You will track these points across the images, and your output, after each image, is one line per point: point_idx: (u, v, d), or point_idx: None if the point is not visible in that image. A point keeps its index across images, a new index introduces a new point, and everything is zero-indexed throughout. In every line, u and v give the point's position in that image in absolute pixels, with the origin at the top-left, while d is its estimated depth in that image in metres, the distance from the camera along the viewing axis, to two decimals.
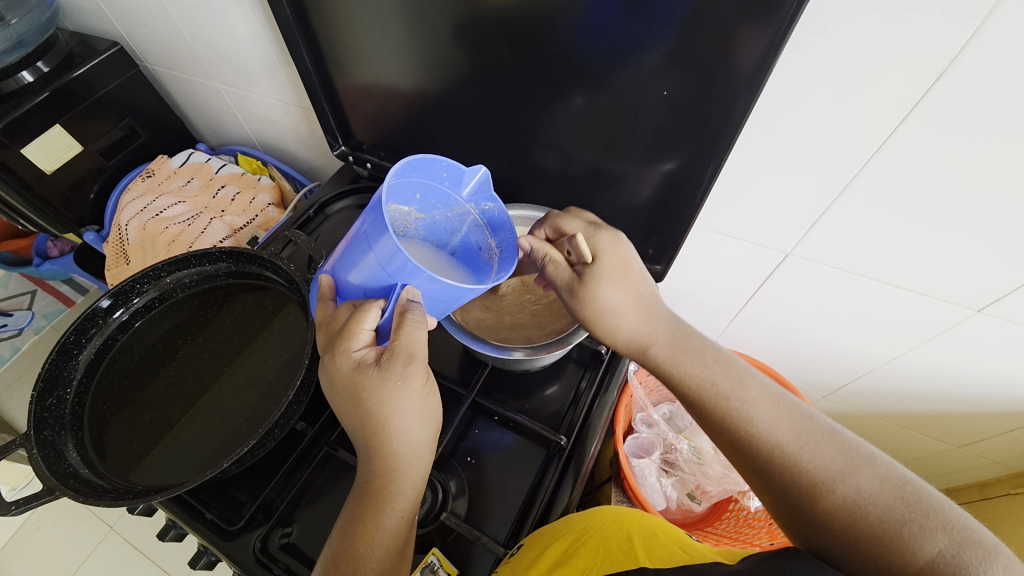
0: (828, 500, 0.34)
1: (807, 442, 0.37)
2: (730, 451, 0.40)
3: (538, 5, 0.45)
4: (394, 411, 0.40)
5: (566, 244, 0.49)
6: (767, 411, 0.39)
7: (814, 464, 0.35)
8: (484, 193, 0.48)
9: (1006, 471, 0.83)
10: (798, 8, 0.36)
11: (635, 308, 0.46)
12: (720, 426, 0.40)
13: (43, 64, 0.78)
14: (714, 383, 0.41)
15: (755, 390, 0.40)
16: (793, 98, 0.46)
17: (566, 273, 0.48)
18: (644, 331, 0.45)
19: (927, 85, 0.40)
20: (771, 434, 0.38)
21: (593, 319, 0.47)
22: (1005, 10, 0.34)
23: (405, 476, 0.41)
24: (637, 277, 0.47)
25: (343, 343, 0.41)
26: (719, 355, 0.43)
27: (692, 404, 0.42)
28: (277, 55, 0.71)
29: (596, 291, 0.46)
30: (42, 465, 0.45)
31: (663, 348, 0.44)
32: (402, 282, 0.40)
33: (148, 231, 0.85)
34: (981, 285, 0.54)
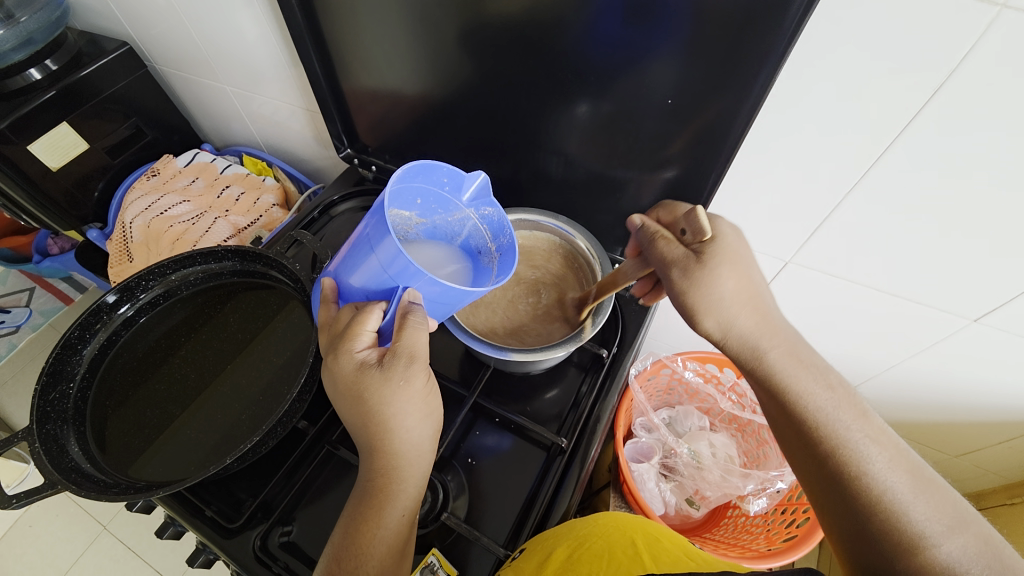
0: (926, 556, 0.33)
1: (917, 493, 0.35)
2: (821, 480, 0.38)
3: (546, 14, 0.46)
4: (396, 410, 0.40)
5: (683, 222, 0.45)
6: (882, 451, 0.37)
7: (919, 520, 0.34)
8: (484, 198, 0.48)
9: (1002, 481, 0.84)
10: (803, 16, 0.37)
11: (750, 301, 0.41)
12: (824, 453, 0.38)
13: (52, 62, 0.78)
14: (834, 409, 0.39)
15: (874, 427, 0.38)
16: (794, 109, 0.47)
17: (679, 251, 0.43)
18: (761, 336, 0.41)
19: (925, 98, 0.41)
20: (884, 478, 0.36)
21: (704, 302, 0.41)
22: (1000, 28, 0.35)
23: (406, 475, 0.41)
24: (752, 270, 0.42)
25: (346, 344, 0.41)
26: (841, 381, 0.41)
27: (796, 424, 0.40)
28: (286, 57, 0.72)
29: (714, 274, 0.41)
30: (44, 459, 0.45)
31: (781, 358, 0.41)
32: (403, 285, 0.40)
33: (152, 229, 0.85)
34: (978, 295, 0.54)
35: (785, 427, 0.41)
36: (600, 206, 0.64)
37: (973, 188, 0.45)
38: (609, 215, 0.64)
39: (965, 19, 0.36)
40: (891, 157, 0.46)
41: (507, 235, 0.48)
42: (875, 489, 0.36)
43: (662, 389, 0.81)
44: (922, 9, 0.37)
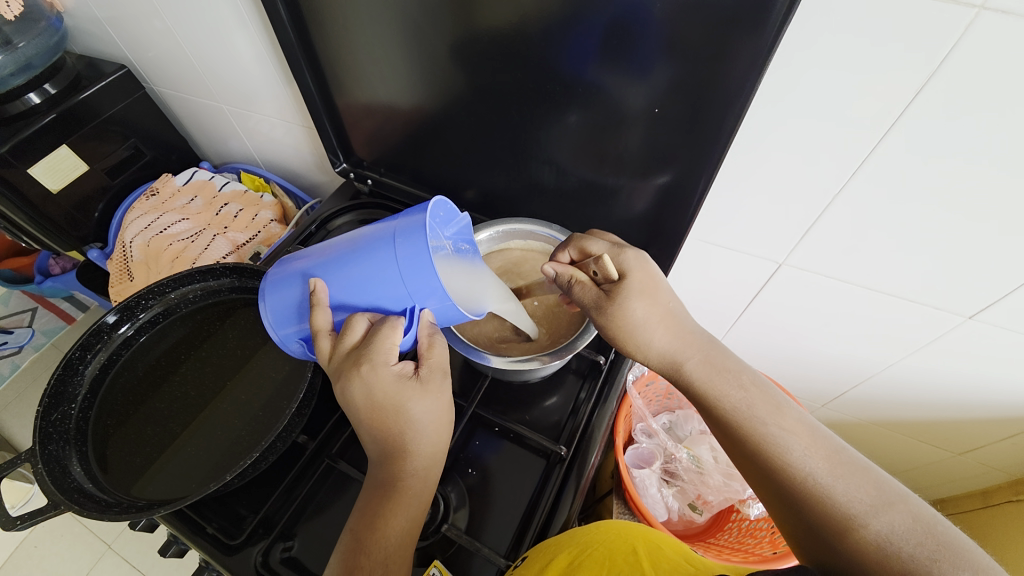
0: (859, 536, 0.34)
1: (840, 475, 0.37)
2: (760, 479, 0.40)
3: (534, 27, 0.47)
4: (428, 415, 0.44)
5: (590, 264, 0.50)
6: (800, 440, 0.39)
7: (847, 498, 0.35)
8: (462, 235, 0.52)
9: (1007, 478, 0.83)
10: (783, 26, 0.38)
11: (664, 324, 0.47)
12: (750, 454, 0.41)
13: (51, 85, 0.79)
14: (750, 407, 0.42)
15: (791, 419, 0.41)
16: (780, 113, 0.47)
17: (593, 292, 0.49)
18: (675, 351, 0.46)
19: (908, 99, 0.42)
20: (803, 466, 0.38)
21: (622, 334, 0.47)
22: (976, 31, 0.36)
23: (432, 473, 0.45)
24: (663, 293, 0.48)
25: (384, 356, 0.41)
26: (754, 378, 0.44)
27: (724, 430, 0.43)
28: (280, 75, 0.73)
29: (624, 307, 0.47)
30: (46, 480, 0.46)
31: (696, 366, 0.45)
32: (421, 305, 0.43)
33: (152, 248, 0.86)
34: (972, 291, 0.55)
35: (717, 434, 0.44)
36: (594, 213, 0.64)
37: (960, 185, 0.46)
38: (603, 222, 0.65)
39: (944, 21, 0.37)
40: (878, 158, 0.47)
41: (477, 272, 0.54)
42: (798, 477, 0.38)
43: (661, 394, 0.81)
44: (901, 12, 0.37)
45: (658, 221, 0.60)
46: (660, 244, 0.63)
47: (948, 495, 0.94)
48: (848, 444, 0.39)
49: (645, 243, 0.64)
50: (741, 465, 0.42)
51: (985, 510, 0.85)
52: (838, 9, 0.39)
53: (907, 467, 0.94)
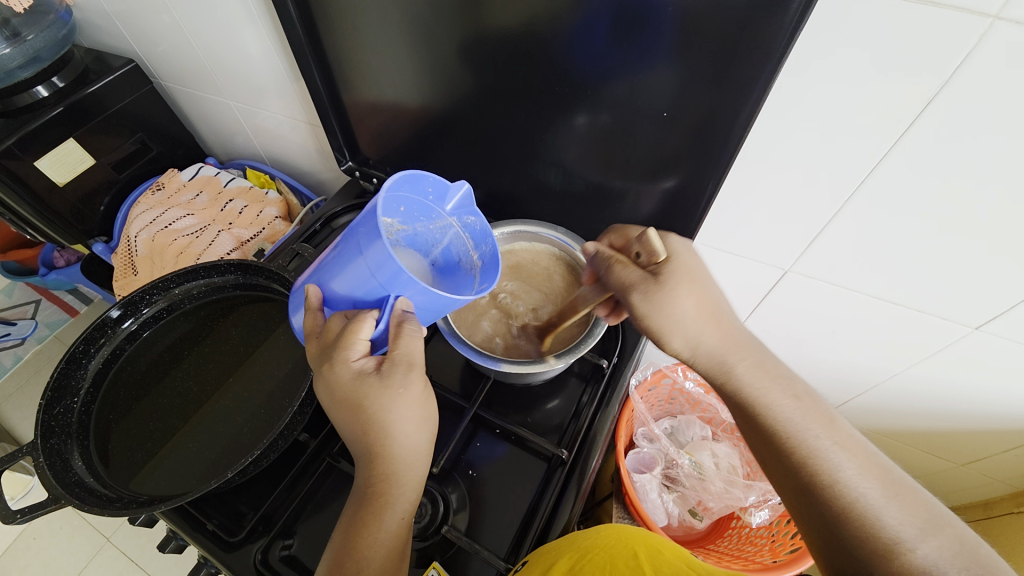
0: (904, 559, 0.33)
1: (891, 496, 0.36)
2: (797, 493, 0.39)
3: (544, 28, 0.47)
4: (395, 416, 0.41)
5: (634, 246, 0.47)
6: (851, 458, 0.38)
7: (896, 521, 0.34)
8: (467, 208, 0.49)
9: (1010, 490, 0.83)
10: (796, 31, 0.38)
11: (712, 321, 0.45)
12: (796, 465, 0.39)
13: (59, 79, 0.80)
14: (801, 418, 0.41)
15: (842, 434, 0.40)
16: (789, 119, 0.47)
17: (635, 273, 0.45)
18: (727, 352, 0.44)
19: (919, 108, 0.41)
20: (855, 486, 0.37)
21: (664, 324, 0.44)
22: (989, 41, 0.36)
23: (404, 483, 0.42)
24: (714, 291, 0.45)
25: (342, 353, 0.40)
26: (806, 391, 0.43)
27: (768, 438, 0.41)
28: (288, 72, 0.73)
29: (673, 295, 0.44)
30: (48, 474, 0.46)
31: (746, 371, 0.43)
32: (395, 293, 0.40)
33: (157, 243, 0.86)
34: (979, 302, 0.54)
35: (758, 441, 0.43)
36: (599, 216, 0.64)
37: (970, 195, 0.45)
38: (608, 225, 0.65)
39: (958, 30, 0.36)
40: (887, 166, 0.46)
41: (489, 244, 0.49)
42: (847, 495, 0.36)
43: (663, 398, 0.81)
44: (914, 19, 0.37)
45: (664, 225, 0.60)
46: None
47: (950, 506, 0.93)
48: (895, 466, 0.39)
49: None
50: (780, 475, 0.40)
51: (986, 522, 0.85)
52: (850, 15, 0.39)
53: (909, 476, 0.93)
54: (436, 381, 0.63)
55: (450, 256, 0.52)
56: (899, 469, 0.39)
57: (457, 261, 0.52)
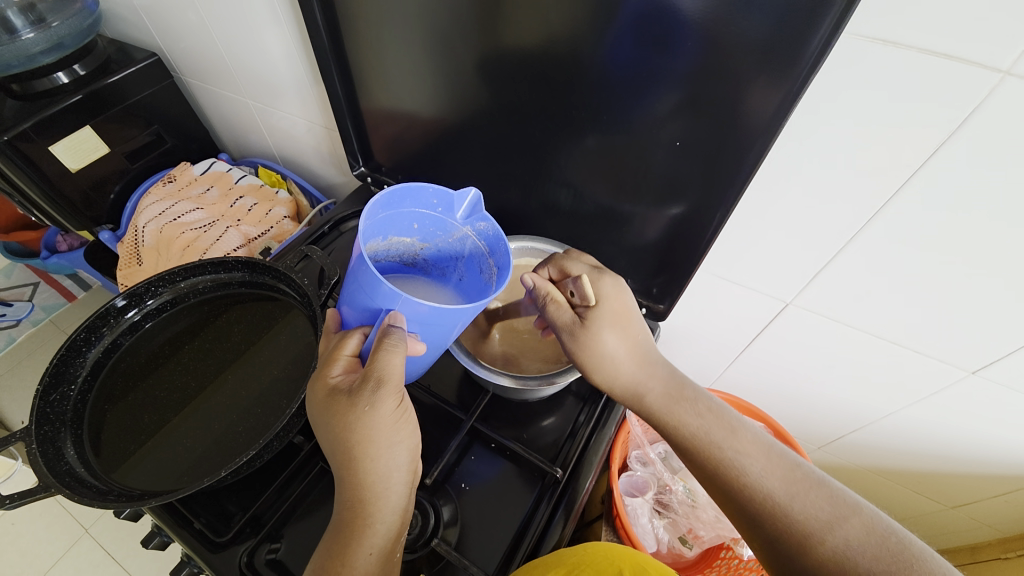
0: (818, 550, 0.37)
1: (796, 492, 0.40)
2: (722, 501, 0.42)
3: (564, 52, 0.48)
4: (367, 436, 0.39)
5: (571, 285, 0.49)
6: (756, 460, 0.42)
7: (805, 514, 0.38)
8: (477, 214, 0.51)
9: (998, 535, 0.82)
10: (811, 74, 0.39)
11: (633, 355, 0.47)
12: (714, 476, 0.42)
13: (80, 67, 0.81)
14: (709, 432, 0.43)
15: (746, 439, 0.43)
16: (800, 156, 0.48)
17: (567, 315, 0.47)
18: (640, 380, 0.46)
19: (927, 154, 0.42)
20: (763, 486, 0.40)
21: (591, 363, 0.46)
22: (997, 98, 0.37)
23: (376, 509, 0.40)
24: (634, 325, 0.48)
25: (323, 368, 0.42)
26: (711, 404, 0.45)
27: (687, 454, 0.44)
28: (309, 75, 0.75)
29: (598, 336, 0.46)
30: (40, 462, 0.46)
31: (658, 399, 0.45)
32: (387, 307, 0.41)
33: (164, 235, 0.87)
34: (978, 347, 0.55)
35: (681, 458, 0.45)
36: (605, 238, 0.65)
37: (973, 241, 0.46)
38: (613, 247, 0.65)
39: (968, 82, 0.37)
40: (892, 209, 0.47)
41: (502, 247, 0.49)
42: (758, 495, 0.40)
43: None
44: (925, 68, 0.38)
45: (669, 250, 0.60)
46: (670, 274, 0.63)
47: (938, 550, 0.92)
48: (805, 460, 0.42)
49: (655, 270, 0.64)
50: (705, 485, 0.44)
51: (972, 567, 0.84)
52: (863, 59, 0.40)
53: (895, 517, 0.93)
54: (434, 391, 0.63)
55: (475, 262, 0.54)
56: (810, 463, 0.42)
57: (480, 266, 0.54)
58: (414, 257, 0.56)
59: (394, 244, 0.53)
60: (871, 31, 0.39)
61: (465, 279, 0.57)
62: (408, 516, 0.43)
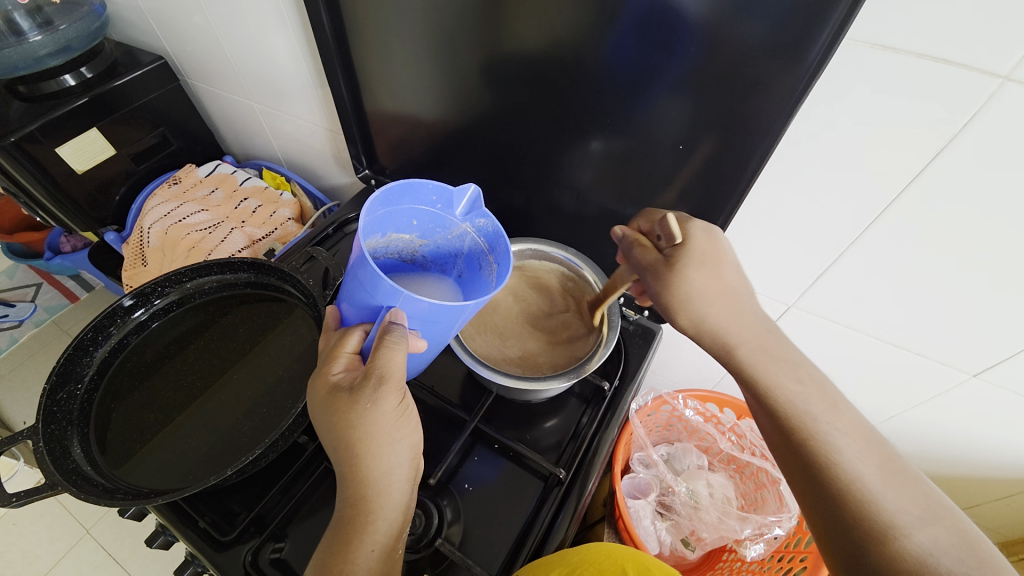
0: (899, 545, 0.34)
1: (888, 484, 0.37)
2: (797, 478, 0.40)
3: (569, 55, 0.49)
4: (368, 433, 0.39)
5: (657, 229, 0.49)
6: (854, 444, 0.40)
7: (893, 509, 0.36)
8: (476, 210, 0.52)
9: (1001, 538, 0.82)
10: (814, 78, 0.39)
11: (723, 298, 0.45)
12: (794, 447, 0.40)
13: (87, 69, 0.81)
14: (805, 402, 0.42)
15: (847, 420, 0.41)
16: (802, 160, 0.49)
17: (653, 256, 0.48)
18: (729, 328, 0.45)
19: (928, 158, 0.43)
20: (854, 470, 0.38)
21: (675, 302, 0.45)
22: (998, 102, 0.38)
23: (378, 506, 0.40)
24: (727, 270, 0.46)
25: (324, 365, 0.43)
26: (814, 375, 0.43)
27: (769, 417, 0.42)
28: (314, 78, 0.75)
29: (684, 274, 0.45)
30: (47, 460, 0.46)
31: (749, 349, 0.44)
32: (388, 304, 0.41)
33: (169, 236, 0.88)
34: (981, 350, 0.55)
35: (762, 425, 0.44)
36: (607, 240, 0.65)
37: (973, 245, 0.46)
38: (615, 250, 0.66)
39: (969, 86, 0.38)
40: (893, 212, 0.48)
41: (502, 243, 0.50)
42: (844, 479, 0.38)
43: (661, 424, 0.81)
44: (924, 73, 0.39)
45: None
46: None
47: None
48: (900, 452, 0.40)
49: None
50: (780, 458, 0.42)
51: None
52: (864, 64, 0.41)
53: None
54: (437, 392, 0.64)
55: (475, 258, 0.55)
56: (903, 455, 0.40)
57: (480, 261, 0.55)
58: (413, 253, 0.56)
59: (393, 240, 0.53)
60: (871, 37, 0.39)
61: (464, 275, 0.58)
62: (409, 514, 0.43)
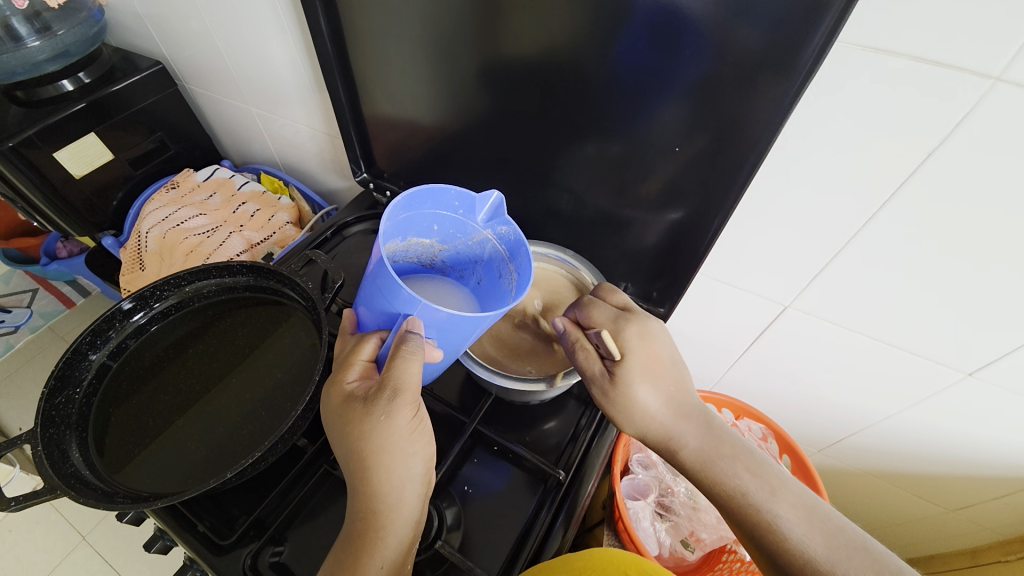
0: None
1: (839, 558, 0.40)
2: (764, 561, 0.43)
3: (565, 59, 0.49)
4: (380, 446, 0.40)
5: (594, 336, 0.50)
6: (798, 522, 0.43)
7: None
8: (498, 218, 0.51)
9: (999, 539, 0.82)
10: (803, 87, 0.40)
11: (666, 406, 0.48)
12: (753, 533, 0.44)
13: (85, 75, 0.82)
14: (748, 489, 0.45)
15: (788, 498, 0.44)
16: (797, 163, 0.49)
17: (597, 365, 0.49)
18: (675, 432, 0.48)
19: (920, 161, 0.43)
20: (804, 547, 0.41)
21: (622, 415, 0.49)
22: (986, 106, 0.38)
23: (389, 521, 0.40)
24: (666, 374, 0.49)
25: (339, 373, 0.43)
26: (750, 460, 0.47)
27: (727, 510, 0.45)
28: (313, 83, 0.76)
29: (629, 389, 0.48)
30: (45, 464, 0.46)
31: (695, 450, 0.47)
32: (405, 312, 0.41)
33: (167, 240, 0.87)
34: (976, 349, 0.55)
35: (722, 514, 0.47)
36: (605, 242, 0.66)
37: (964, 245, 0.47)
38: (613, 251, 0.66)
39: (958, 88, 0.39)
40: (888, 212, 0.48)
41: (523, 254, 0.49)
42: (800, 559, 0.41)
43: None
44: (915, 76, 0.39)
45: (670, 255, 0.61)
46: (668, 278, 0.64)
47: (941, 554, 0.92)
48: (848, 522, 0.43)
49: (654, 275, 0.65)
50: (743, 540, 0.45)
51: (974, 569, 0.84)
52: (855, 68, 0.41)
53: (896, 520, 0.93)
54: (437, 395, 0.64)
55: (495, 266, 0.55)
56: (853, 525, 0.43)
57: (499, 269, 0.54)
58: (433, 259, 0.57)
59: (413, 245, 0.54)
60: (863, 40, 0.40)
61: (483, 283, 0.57)
62: (421, 529, 0.43)
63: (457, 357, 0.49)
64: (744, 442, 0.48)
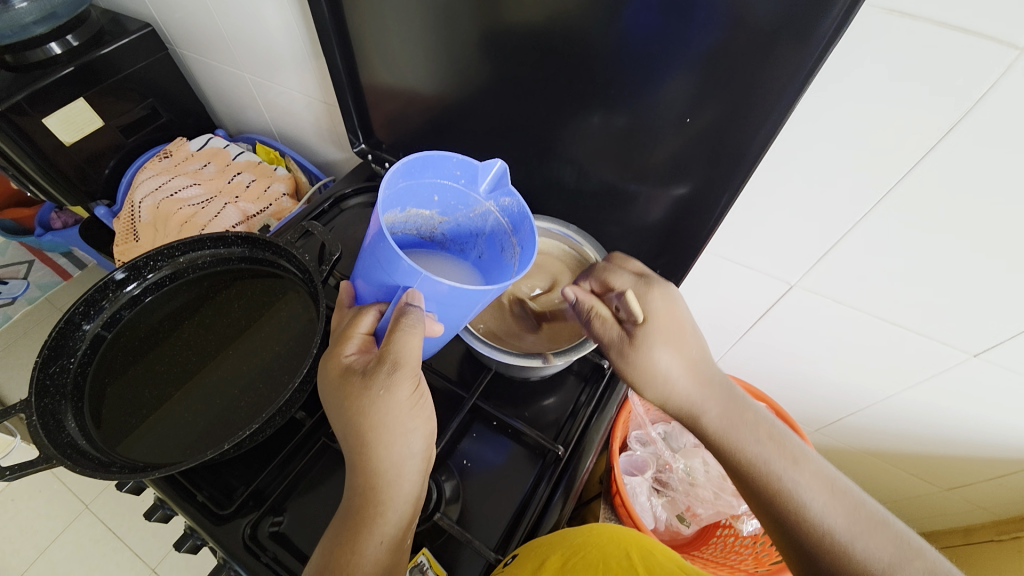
0: None
1: (859, 532, 0.40)
2: (778, 532, 0.43)
3: (571, 24, 0.47)
4: (380, 421, 0.39)
5: (615, 300, 0.50)
6: (819, 494, 0.42)
7: (868, 555, 0.39)
8: (501, 188, 0.50)
9: (992, 517, 0.83)
10: (820, 58, 0.38)
11: (688, 372, 0.47)
12: (770, 502, 0.43)
13: (73, 38, 0.79)
14: (768, 458, 0.44)
15: (809, 470, 0.44)
16: (810, 136, 0.47)
17: (615, 331, 0.48)
18: (697, 401, 0.47)
19: (939, 135, 0.42)
20: (824, 519, 0.41)
21: (642, 381, 0.47)
22: (1014, 77, 0.37)
23: (388, 497, 0.40)
24: (689, 340, 0.47)
25: (336, 347, 0.42)
26: (772, 431, 0.46)
27: (744, 478, 0.45)
28: (308, 49, 0.73)
29: (650, 354, 0.46)
30: (41, 433, 0.45)
31: (716, 417, 0.47)
32: (404, 285, 0.40)
33: (161, 211, 0.86)
34: (984, 330, 0.55)
35: (738, 483, 0.46)
36: (608, 217, 0.64)
37: (978, 224, 0.46)
38: (616, 227, 0.65)
39: (985, 58, 0.37)
40: (902, 189, 0.47)
41: (527, 226, 0.48)
42: (818, 530, 0.41)
43: None
44: (939, 44, 0.37)
45: (674, 231, 0.60)
46: (672, 255, 0.63)
47: (933, 531, 0.94)
48: (868, 499, 0.43)
49: (658, 252, 0.64)
50: (757, 509, 0.45)
51: (966, 547, 0.85)
52: (876, 35, 0.39)
53: (891, 498, 0.95)
54: (435, 370, 0.63)
55: (497, 239, 0.53)
56: (873, 502, 0.43)
57: (502, 243, 0.53)
58: (433, 232, 0.56)
59: (413, 216, 0.52)
60: (887, 4, 0.38)
61: (484, 256, 0.56)
62: (420, 503, 0.43)
63: (456, 331, 0.48)
64: (766, 414, 0.48)
